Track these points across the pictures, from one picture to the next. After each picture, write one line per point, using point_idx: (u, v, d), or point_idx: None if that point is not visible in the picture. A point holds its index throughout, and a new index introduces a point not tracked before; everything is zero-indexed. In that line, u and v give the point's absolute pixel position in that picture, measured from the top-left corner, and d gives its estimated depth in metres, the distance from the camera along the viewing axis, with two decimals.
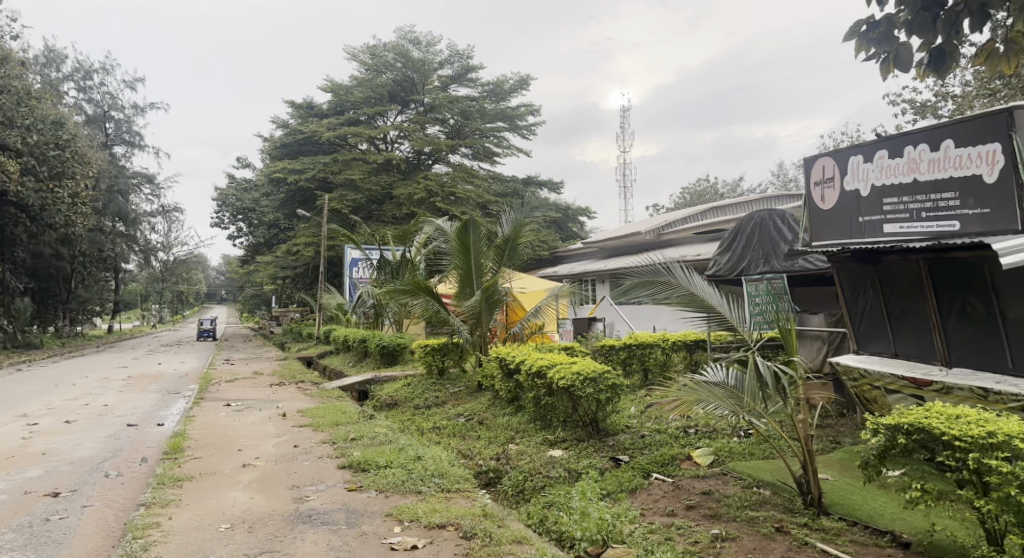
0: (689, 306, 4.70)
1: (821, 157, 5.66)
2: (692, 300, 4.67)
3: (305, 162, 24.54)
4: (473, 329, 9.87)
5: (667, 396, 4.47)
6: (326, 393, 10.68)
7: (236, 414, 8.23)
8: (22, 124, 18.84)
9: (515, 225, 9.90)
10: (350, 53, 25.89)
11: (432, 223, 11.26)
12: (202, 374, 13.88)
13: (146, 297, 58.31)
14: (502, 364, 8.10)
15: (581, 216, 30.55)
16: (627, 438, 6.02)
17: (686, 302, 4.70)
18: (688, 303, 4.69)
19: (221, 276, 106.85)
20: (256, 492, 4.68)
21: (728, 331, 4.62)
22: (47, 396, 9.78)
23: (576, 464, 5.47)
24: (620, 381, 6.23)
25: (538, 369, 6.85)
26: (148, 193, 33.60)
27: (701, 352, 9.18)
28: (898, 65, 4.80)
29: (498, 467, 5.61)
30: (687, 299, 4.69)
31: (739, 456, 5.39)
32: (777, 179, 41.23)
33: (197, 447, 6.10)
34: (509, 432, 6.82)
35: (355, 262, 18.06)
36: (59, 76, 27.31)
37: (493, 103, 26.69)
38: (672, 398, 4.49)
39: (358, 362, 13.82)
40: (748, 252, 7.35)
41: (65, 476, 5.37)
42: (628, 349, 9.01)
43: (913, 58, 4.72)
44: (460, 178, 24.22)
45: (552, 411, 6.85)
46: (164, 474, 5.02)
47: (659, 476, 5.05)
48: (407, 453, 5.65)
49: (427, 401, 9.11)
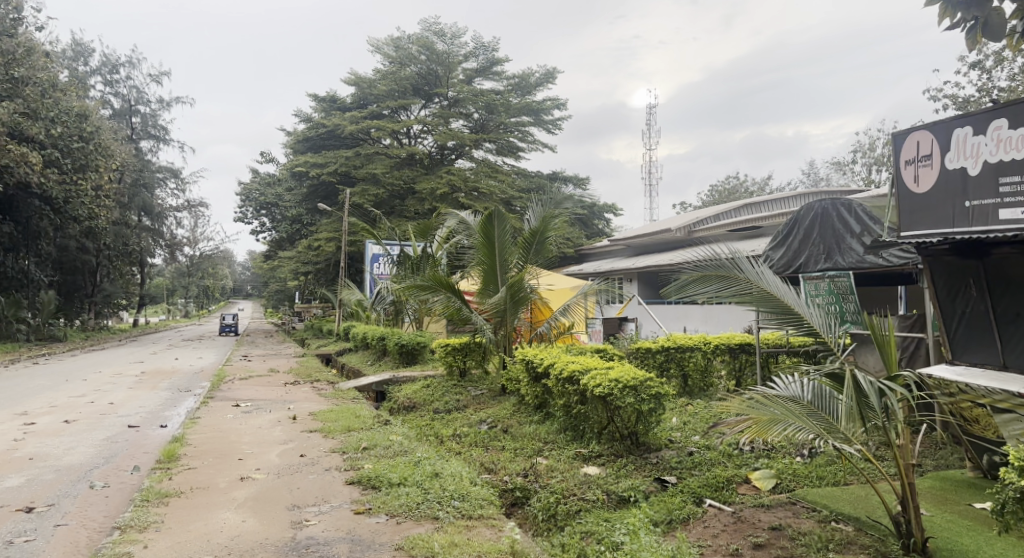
0: (762, 306, 4.00)
1: (913, 132, 4.87)
2: (768, 299, 3.97)
3: (327, 156, 24.10)
4: (497, 328, 9.19)
5: (731, 415, 3.84)
6: (342, 393, 10.12)
7: (244, 416, 7.67)
8: (46, 116, 18.55)
9: (543, 217, 9.21)
10: (374, 46, 25.45)
11: (455, 216, 10.58)
12: (216, 370, 13.51)
13: (172, 292, 59.13)
14: (529, 366, 7.43)
15: (606, 213, 29.82)
16: (672, 455, 5.32)
17: (757, 300, 4.00)
18: (760, 304, 3.99)
19: (247, 271, 108.03)
20: (250, 514, 4.06)
21: (810, 337, 3.90)
22: (54, 393, 9.34)
23: (614, 485, 4.78)
24: (664, 390, 5.51)
25: (569, 374, 6.19)
26: (173, 188, 33.62)
27: (747, 357, 8.40)
28: (988, 35, 4.06)
29: (526, 484, 4.94)
30: (760, 298, 3.99)
31: (807, 482, 4.72)
32: (807, 178, 40.16)
33: (194, 455, 5.51)
34: (538, 443, 6.17)
35: (376, 258, 17.52)
36: (86, 69, 27.39)
37: (518, 97, 26.03)
38: (738, 417, 3.85)
39: (377, 360, 13.28)
40: (808, 246, 6.62)
41: (46, 486, 4.76)
42: (665, 353, 8.30)
43: (1006, 27, 3.98)
44: (484, 173, 23.65)
45: (585, 420, 6.18)
46: (150, 489, 4.43)
47: (715, 504, 4.40)
48: (423, 468, 5.00)
49: (448, 404, 8.49)
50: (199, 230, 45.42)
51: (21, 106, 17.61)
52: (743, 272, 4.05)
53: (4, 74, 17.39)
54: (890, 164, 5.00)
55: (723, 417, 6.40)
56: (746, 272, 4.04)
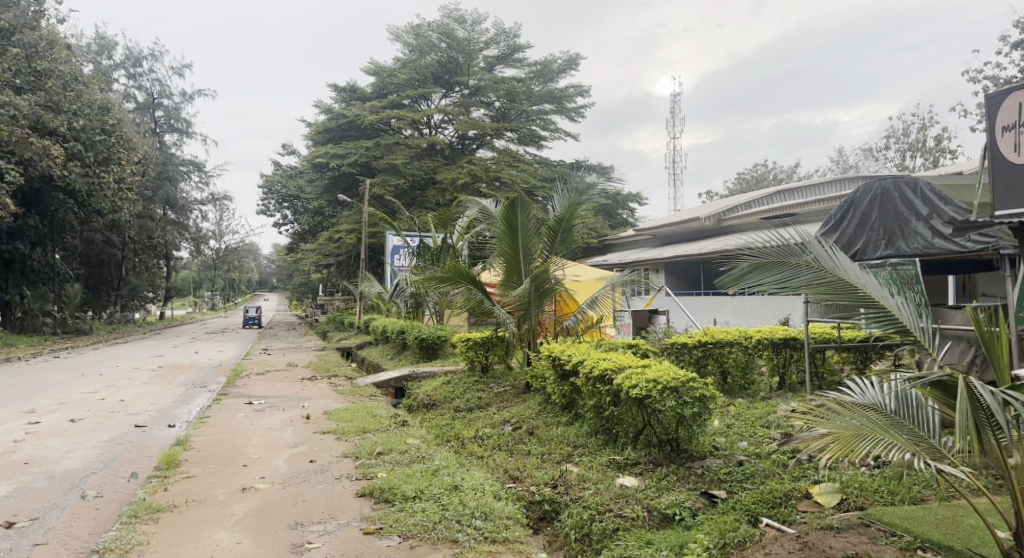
0: (834, 298, 3.44)
1: (1015, 93, 4.22)
2: (847, 290, 3.39)
3: (347, 146, 23.73)
4: (521, 321, 8.66)
5: (807, 429, 3.32)
6: (359, 390, 9.70)
7: (256, 416, 7.29)
8: (68, 109, 18.19)
9: (570, 204, 8.67)
10: (394, 34, 25.03)
11: (476, 205, 10.05)
12: (234, 365, 13.19)
13: (198, 287, 59.98)
14: (556, 363, 6.91)
15: (630, 202, 29.18)
16: (718, 466, 4.76)
17: (831, 291, 3.43)
18: (832, 296, 3.43)
19: (271, 264, 109.35)
20: (247, 534, 3.62)
21: (901, 336, 3.34)
22: (67, 389, 9.06)
23: (655, 500, 4.25)
24: (710, 393, 4.92)
25: (601, 373, 5.67)
26: (196, 181, 33.70)
27: (791, 352, 7.82)
28: None
29: (556, 496, 4.44)
30: (836, 291, 3.42)
31: (876, 498, 4.17)
32: (837, 165, 38.98)
33: (195, 461, 5.09)
34: (568, 448, 5.67)
35: (396, 250, 17.11)
36: (110, 63, 27.36)
37: (541, 85, 25.40)
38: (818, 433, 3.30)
39: (397, 354, 12.90)
40: (866, 231, 6.01)
41: (34, 495, 4.38)
42: (702, 348, 7.69)
43: None
44: (505, 163, 23.14)
45: (618, 423, 5.64)
46: (140, 502, 4.00)
47: (773, 524, 3.90)
48: (442, 478, 4.50)
49: (470, 402, 8.02)
50: (224, 224, 45.81)
51: (43, 99, 17.40)
52: (806, 256, 3.50)
53: (26, 66, 17.17)
54: (986, 132, 4.38)
55: (778, 426, 5.84)
56: (813, 257, 3.48)
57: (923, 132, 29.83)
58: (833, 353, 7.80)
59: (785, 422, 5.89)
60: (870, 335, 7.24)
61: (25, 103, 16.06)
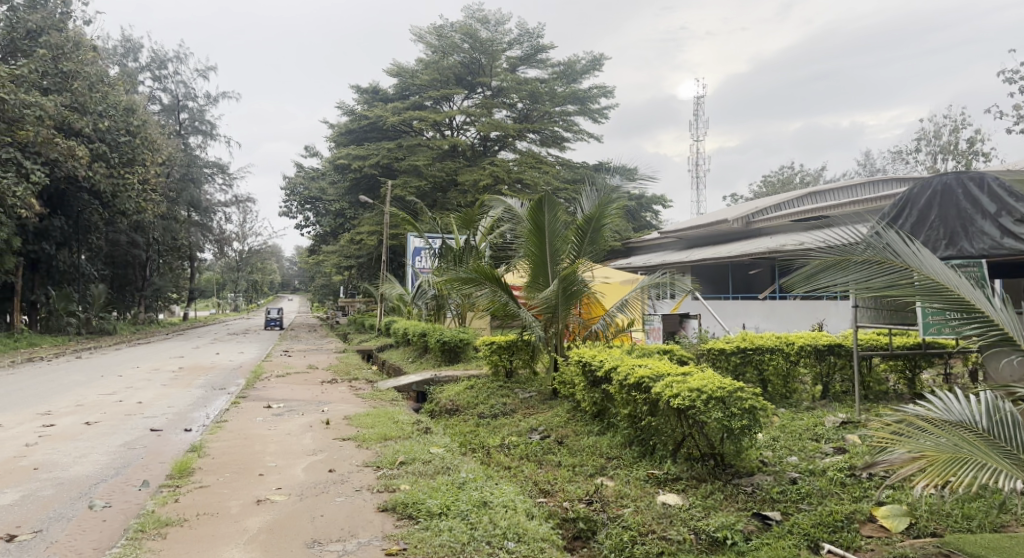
0: (899, 293, 3.30)
1: None
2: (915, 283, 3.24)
3: (369, 148, 23.62)
4: (547, 325, 8.34)
5: (891, 451, 2.99)
6: (380, 394, 9.45)
7: (275, 420, 7.04)
8: (94, 110, 18.30)
9: (600, 203, 8.32)
10: (417, 35, 24.89)
11: (501, 204, 9.71)
12: (254, 367, 13.02)
13: (221, 288, 60.58)
14: (586, 370, 6.56)
15: (655, 205, 28.70)
16: (769, 485, 4.39)
17: (893, 285, 3.28)
18: (900, 292, 3.25)
19: (294, 266, 110.44)
20: (260, 553, 3.34)
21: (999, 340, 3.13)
22: (85, 391, 8.90)
23: (703, 521, 3.89)
24: (761, 404, 4.55)
25: (637, 380, 5.29)
26: (220, 183, 33.94)
27: (836, 360, 7.39)
28: None
29: (592, 514, 4.07)
30: (900, 285, 3.27)
31: (950, 523, 3.76)
32: (864, 169, 38.12)
33: (210, 469, 4.84)
34: (601, 459, 5.31)
35: (417, 252, 16.86)
36: (136, 66, 27.63)
37: (564, 85, 25.07)
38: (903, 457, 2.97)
39: (418, 357, 12.63)
40: (925, 231, 5.50)
41: (40, 504, 4.14)
42: (741, 354, 7.29)
43: None
44: (528, 164, 22.84)
45: (655, 435, 5.28)
46: (149, 515, 3.74)
47: (836, 551, 3.52)
48: (470, 493, 4.18)
49: (495, 408, 7.71)
50: (247, 225, 46.22)
51: (68, 100, 17.50)
52: (859, 253, 3.39)
53: (52, 67, 17.28)
54: None
55: (828, 439, 5.47)
56: (866, 252, 3.37)
57: (956, 134, 28.97)
58: (880, 361, 7.35)
59: (835, 435, 5.52)
60: (924, 343, 6.79)
61: (52, 104, 16.07)
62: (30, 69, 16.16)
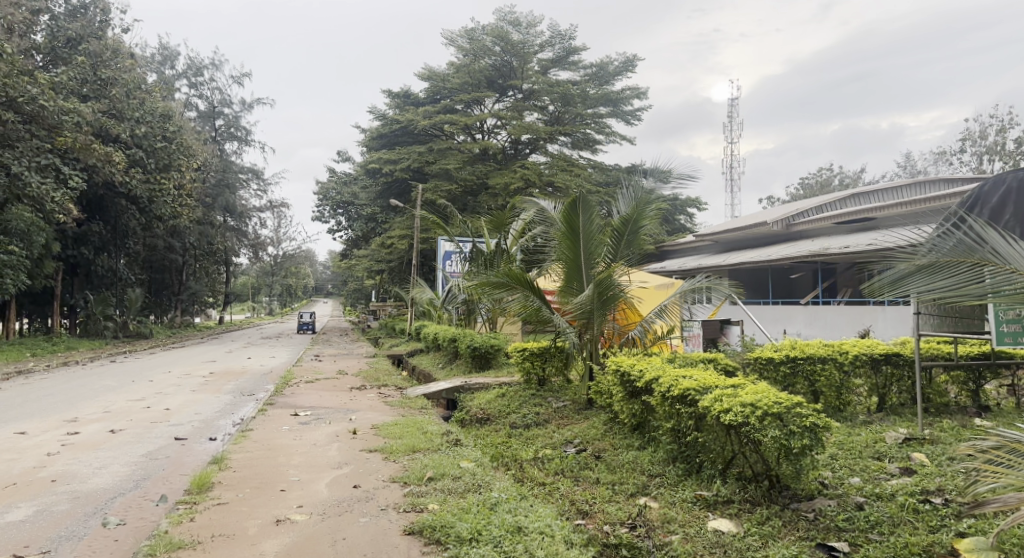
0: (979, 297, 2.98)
1: None
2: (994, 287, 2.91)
3: (399, 152, 23.58)
4: (581, 332, 7.97)
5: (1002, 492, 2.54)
6: (409, 402, 9.19)
7: (301, 430, 6.82)
8: (131, 117, 18.55)
9: (636, 204, 7.94)
10: (448, 39, 24.79)
11: (533, 205, 9.37)
12: (285, 372, 12.92)
13: (257, 293, 61.67)
14: (623, 379, 6.17)
15: (689, 207, 28.03)
16: (833, 510, 3.96)
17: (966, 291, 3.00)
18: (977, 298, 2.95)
19: (327, 271, 111.98)
20: None
21: None
22: (113, 396, 8.84)
23: (761, 553, 3.49)
24: (822, 420, 4.11)
25: (681, 393, 4.89)
26: (255, 189, 34.42)
27: (892, 370, 6.88)
28: None
29: (636, 540, 3.71)
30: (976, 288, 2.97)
31: None
32: (906, 171, 36.78)
33: (229, 484, 4.61)
34: (642, 477, 4.93)
35: (448, 256, 16.63)
36: (173, 73, 28.14)
37: (596, 87, 24.67)
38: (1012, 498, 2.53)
39: (449, 363, 12.36)
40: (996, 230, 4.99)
41: (54, 520, 3.96)
42: (791, 364, 6.84)
43: None
44: (558, 167, 22.51)
45: (701, 452, 4.88)
46: (161, 537, 3.51)
47: None
48: (502, 515, 3.87)
49: (527, 418, 7.38)
50: (281, 231, 46.85)
51: (106, 106, 17.75)
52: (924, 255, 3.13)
53: (91, 75, 17.57)
54: None
55: (892, 458, 5.00)
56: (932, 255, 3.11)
57: (1005, 134, 27.68)
58: (941, 371, 6.81)
59: (900, 454, 5.05)
60: (992, 352, 6.22)
61: (91, 112, 16.30)
62: (69, 77, 16.48)
